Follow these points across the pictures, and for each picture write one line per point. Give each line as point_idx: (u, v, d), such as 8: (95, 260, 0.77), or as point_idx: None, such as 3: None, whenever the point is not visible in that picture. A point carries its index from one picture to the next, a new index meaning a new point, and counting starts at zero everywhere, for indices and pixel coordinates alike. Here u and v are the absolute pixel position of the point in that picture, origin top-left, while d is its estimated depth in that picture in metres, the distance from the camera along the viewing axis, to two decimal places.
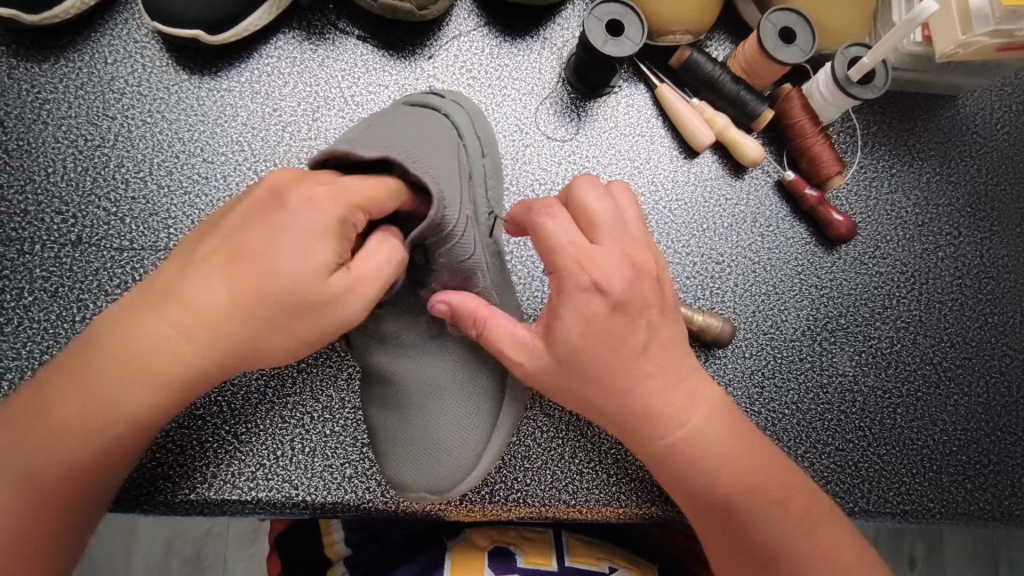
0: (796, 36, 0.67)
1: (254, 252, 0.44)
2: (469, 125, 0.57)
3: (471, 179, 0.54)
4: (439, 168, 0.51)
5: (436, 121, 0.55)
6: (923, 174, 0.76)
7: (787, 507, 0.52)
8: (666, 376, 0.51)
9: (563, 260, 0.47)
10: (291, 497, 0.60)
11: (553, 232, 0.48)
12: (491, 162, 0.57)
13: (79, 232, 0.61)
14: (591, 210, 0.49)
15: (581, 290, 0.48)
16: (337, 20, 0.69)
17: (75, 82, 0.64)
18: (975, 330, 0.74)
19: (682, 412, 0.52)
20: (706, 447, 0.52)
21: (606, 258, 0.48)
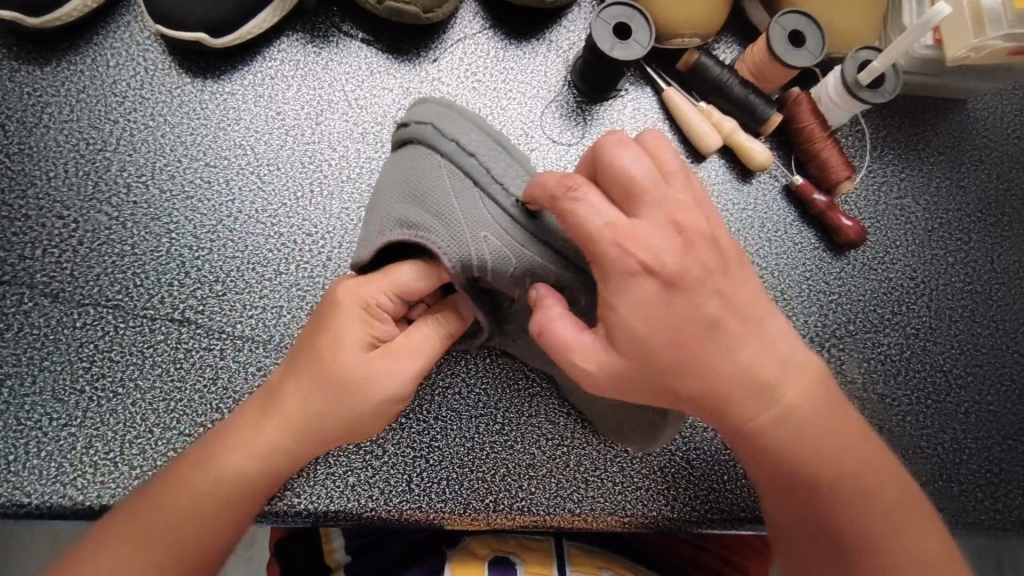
0: (806, 39, 0.66)
1: (314, 348, 0.53)
2: (438, 133, 0.54)
3: (471, 187, 0.52)
4: (433, 216, 0.51)
5: (408, 161, 0.55)
6: (932, 179, 0.75)
7: (876, 497, 0.53)
8: (767, 352, 0.50)
9: (603, 242, 0.46)
10: (292, 505, 0.59)
11: (589, 213, 0.46)
12: (486, 148, 0.53)
13: (80, 236, 0.61)
14: (625, 175, 0.47)
15: (628, 274, 0.46)
16: (342, 22, 0.68)
17: (77, 85, 0.63)
18: (986, 337, 0.73)
19: (781, 390, 0.51)
20: (804, 427, 0.51)
21: (648, 235, 0.46)
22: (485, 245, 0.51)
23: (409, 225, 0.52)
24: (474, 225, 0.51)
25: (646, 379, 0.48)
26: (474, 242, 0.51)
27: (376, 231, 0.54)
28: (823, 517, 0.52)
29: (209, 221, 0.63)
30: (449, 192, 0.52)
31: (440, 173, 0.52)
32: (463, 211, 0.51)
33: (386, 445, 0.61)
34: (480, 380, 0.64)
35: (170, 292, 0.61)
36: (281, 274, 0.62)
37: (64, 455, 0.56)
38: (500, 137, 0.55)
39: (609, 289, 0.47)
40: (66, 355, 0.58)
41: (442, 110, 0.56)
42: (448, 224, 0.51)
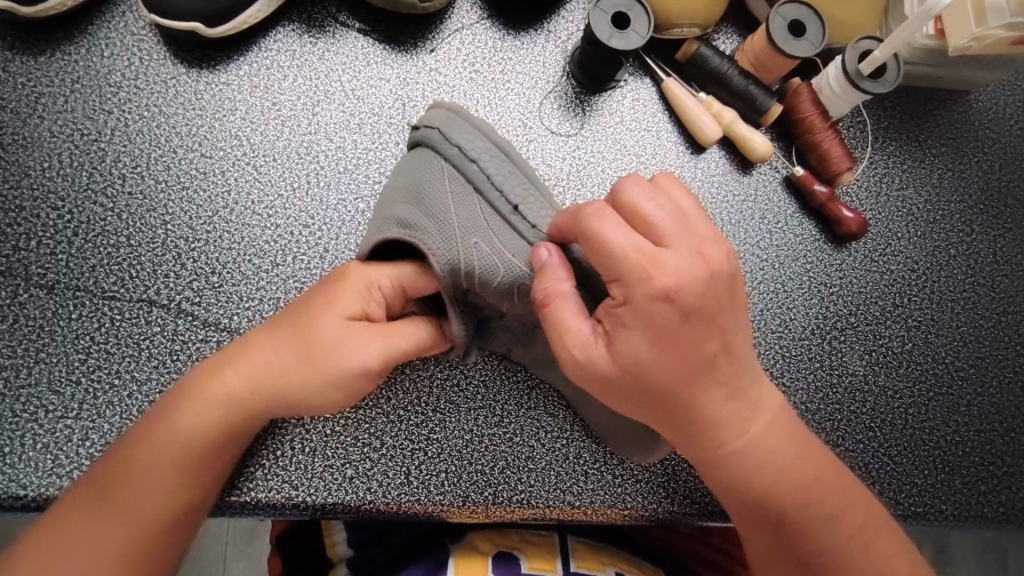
0: (807, 29, 0.66)
1: (302, 316, 0.52)
2: (442, 139, 0.55)
3: (470, 193, 0.53)
4: (430, 219, 0.52)
5: (414, 163, 0.56)
6: (934, 171, 0.75)
7: (843, 520, 0.53)
8: (728, 390, 0.50)
9: (628, 265, 0.46)
10: (290, 498, 0.59)
11: (611, 236, 0.46)
12: (487, 155, 0.54)
13: (75, 227, 0.60)
14: (641, 209, 0.48)
15: (650, 296, 0.46)
16: (338, 12, 0.68)
17: (71, 76, 0.63)
18: (988, 329, 0.72)
19: (741, 426, 0.51)
20: (766, 462, 0.52)
21: (674, 260, 0.46)
22: (474, 250, 0.52)
23: (407, 224, 0.53)
24: (468, 232, 0.52)
25: (622, 397, 0.49)
26: (463, 246, 0.52)
27: (374, 230, 0.55)
28: (794, 548, 0.53)
29: (205, 212, 0.62)
30: (448, 197, 0.53)
31: (442, 178, 0.53)
32: (459, 214, 0.52)
33: (384, 437, 0.61)
34: (478, 372, 0.64)
35: (166, 284, 0.60)
36: (278, 266, 0.62)
37: (60, 447, 0.56)
38: (503, 146, 0.56)
39: (631, 310, 0.47)
40: (62, 347, 0.58)
41: (448, 113, 0.57)
42: (442, 228, 0.52)
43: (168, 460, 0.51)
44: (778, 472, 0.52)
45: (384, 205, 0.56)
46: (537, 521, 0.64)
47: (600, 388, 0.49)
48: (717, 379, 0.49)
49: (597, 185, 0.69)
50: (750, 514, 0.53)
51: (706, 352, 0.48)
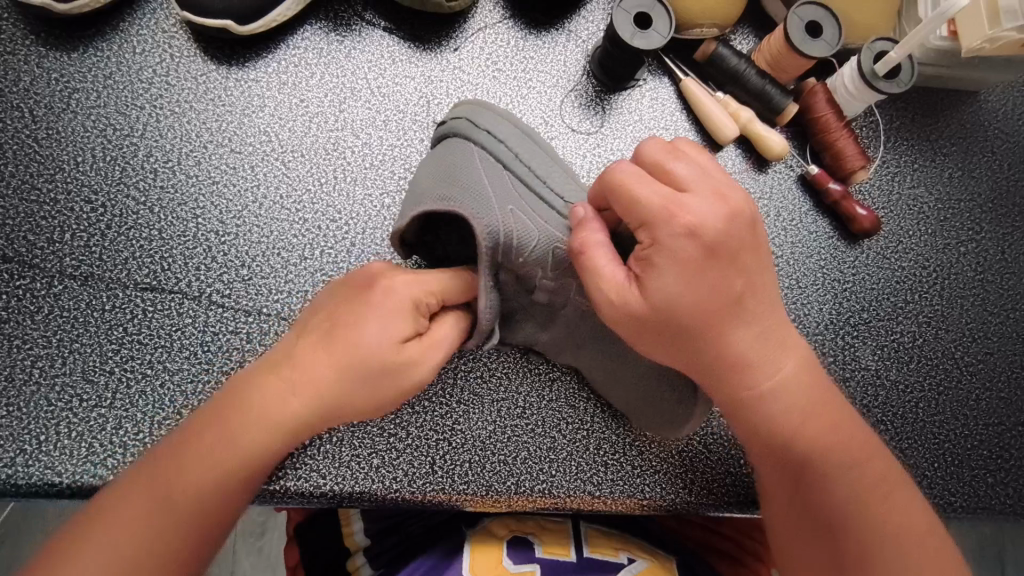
0: (823, 30, 0.67)
1: (343, 328, 0.52)
2: (472, 126, 0.57)
3: (501, 171, 0.55)
4: (464, 190, 0.53)
5: (443, 149, 0.57)
6: (945, 170, 0.76)
7: (865, 467, 0.54)
8: (753, 332, 0.52)
9: (653, 205, 0.49)
10: (318, 486, 0.60)
11: (635, 183, 0.50)
12: (515, 138, 0.57)
13: (108, 221, 0.62)
14: (659, 160, 0.52)
15: (675, 234, 0.49)
16: (364, 11, 0.69)
17: (104, 72, 0.64)
18: (996, 325, 0.74)
19: (765, 372, 0.53)
20: (789, 405, 0.53)
21: (695, 198, 0.49)
22: (511, 215, 0.53)
23: (444, 196, 0.53)
24: (502, 199, 0.53)
25: (649, 338, 0.51)
26: (500, 212, 0.53)
27: (407, 210, 0.55)
28: (809, 493, 0.54)
29: (235, 206, 0.63)
30: (481, 172, 0.54)
31: (473, 157, 0.55)
32: (493, 187, 0.54)
33: (410, 428, 0.63)
34: (501, 365, 0.65)
35: (197, 276, 0.62)
36: (306, 259, 0.63)
37: (93, 435, 0.57)
38: (527, 133, 0.59)
39: (657, 246, 0.49)
40: (96, 337, 0.59)
41: (475, 107, 0.59)
42: (478, 196, 0.53)
43: (210, 472, 0.49)
44: (799, 416, 0.54)
45: (415, 191, 0.57)
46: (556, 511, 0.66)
47: (629, 329, 0.51)
48: (741, 320, 0.51)
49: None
50: (769, 458, 0.55)
51: (730, 292, 0.50)
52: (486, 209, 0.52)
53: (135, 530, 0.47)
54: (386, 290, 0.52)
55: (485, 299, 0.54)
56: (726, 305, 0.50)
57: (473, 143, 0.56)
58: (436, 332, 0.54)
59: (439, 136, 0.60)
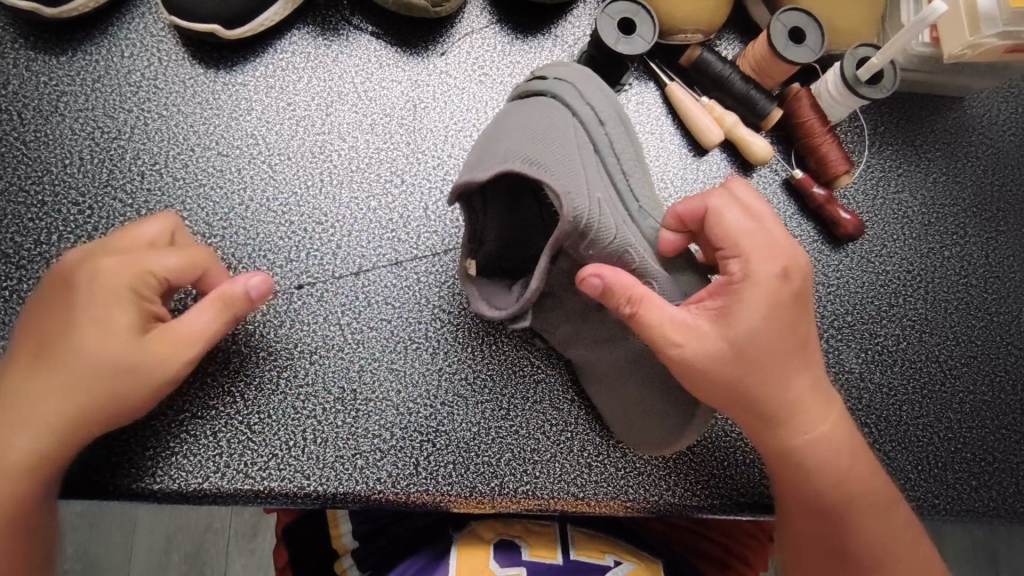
0: (806, 36, 0.68)
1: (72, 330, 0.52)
2: (573, 95, 0.56)
3: (593, 155, 0.55)
4: (563, 165, 0.52)
5: (540, 108, 0.56)
6: (929, 174, 0.77)
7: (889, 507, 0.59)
8: (813, 378, 0.57)
9: (748, 247, 0.54)
10: (302, 487, 0.61)
11: (734, 223, 0.55)
12: (613, 122, 0.57)
13: (95, 223, 0.62)
14: (748, 205, 0.56)
15: (764, 280, 0.54)
16: (351, 16, 0.70)
17: (92, 75, 0.65)
18: (981, 329, 0.74)
19: (821, 413, 0.58)
20: (834, 443, 0.58)
21: (781, 243, 0.55)
22: (598, 207, 0.52)
23: (534, 159, 0.51)
24: (592, 187, 0.53)
25: (724, 380, 0.55)
26: (589, 199, 0.52)
27: (490, 162, 0.52)
28: (847, 534, 0.58)
29: (221, 209, 0.64)
30: (580, 154, 0.54)
31: (573, 131, 0.55)
32: (586, 169, 0.53)
33: (394, 429, 0.63)
34: (486, 366, 0.65)
35: None
36: (292, 261, 0.64)
37: None
38: (621, 118, 0.58)
39: (744, 290, 0.54)
40: None
41: (575, 75, 0.58)
42: (575, 177, 0.52)
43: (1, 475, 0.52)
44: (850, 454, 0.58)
45: (499, 142, 0.54)
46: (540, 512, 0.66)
47: (703, 368, 0.55)
48: (805, 366, 0.56)
49: None
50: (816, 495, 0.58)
51: (799, 340, 0.56)
52: (581, 194, 0.51)
53: None
54: (86, 279, 0.53)
55: (537, 280, 0.51)
56: (795, 352, 0.56)
57: (573, 116, 0.56)
58: (182, 322, 0.54)
59: (531, 92, 0.58)
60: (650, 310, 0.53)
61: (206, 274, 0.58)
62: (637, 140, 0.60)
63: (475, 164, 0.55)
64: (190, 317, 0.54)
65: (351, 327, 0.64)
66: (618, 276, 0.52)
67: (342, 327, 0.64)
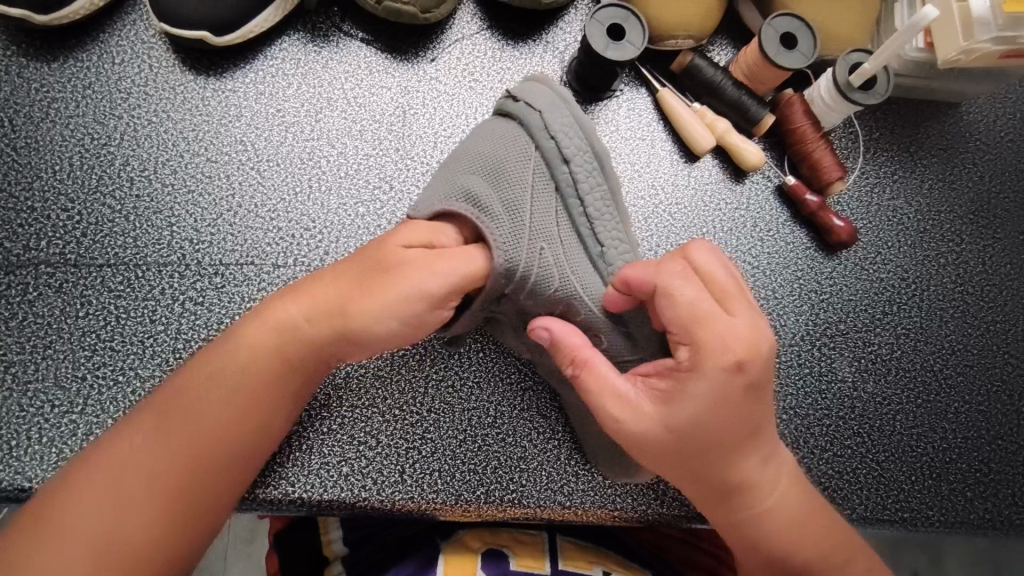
0: (798, 41, 0.67)
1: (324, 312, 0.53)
2: (542, 127, 0.56)
3: (551, 196, 0.56)
4: (507, 206, 0.54)
5: (503, 139, 0.56)
6: (925, 181, 0.76)
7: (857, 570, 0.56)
8: (765, 460, 0.53)
9: (701, 334, 0.49)
10: (286, 494, 0.61)
11: (681, 293, 0.50)
12: (581, 158, 0.57)
13: (84, 228, 0.62)
14: (706, 277, 0.51)
15: (721, 367, 0.49)
16: (342, 22, 0.70)
17: (83, 82, 0.65)
18: (976, 338, 0.73)
19: (772, 497, 0.54)
20: (794, 521, 0.54)
21: (740, 322, 0.49)
22: (539, 254, 0.54)
23: (476, 201, 0.53)
24: (536, 233, 0.54)
25: (667, 465, 0.52)
26: (531, 246, 0.53)
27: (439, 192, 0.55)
28: None
29: (210, 215, 0.64)
30: (529, 195, 0.55)
31: (530, 170, 0.55)
32: (536, 209, 0.55)
33: (380, 436, 0.63)
34: (473, 374, 0.65)
35: (170, 284, 0.62)
36: (280, 267, 0.64)
37: (66, 440, 0.58)
38: (597, 154, 0.58)
39: (694, 379, 0.49)
40: (69, 343, 0.60)
41: (549, 99, 0.57)
42: (513, 221, 0.53)
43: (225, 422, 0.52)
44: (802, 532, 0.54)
45: (455, 170, 0.56)
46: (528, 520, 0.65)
47: (643, 450, 0.51)
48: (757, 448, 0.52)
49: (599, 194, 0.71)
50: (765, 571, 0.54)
51: (752, 425, 0.51)
52: (519, 239, 0.53)
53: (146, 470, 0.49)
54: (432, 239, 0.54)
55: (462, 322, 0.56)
56: (749, 437, 0.51)
57: (536, 150, 0.56)
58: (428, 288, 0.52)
59: (503, 114, 0.59)
60: (588, 375, 0.52)
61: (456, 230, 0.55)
62: (616, 177, 0.59)
63: (433, 185, 0.57)
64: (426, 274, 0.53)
65: None
66: (566, 333, 0.53)
67: None
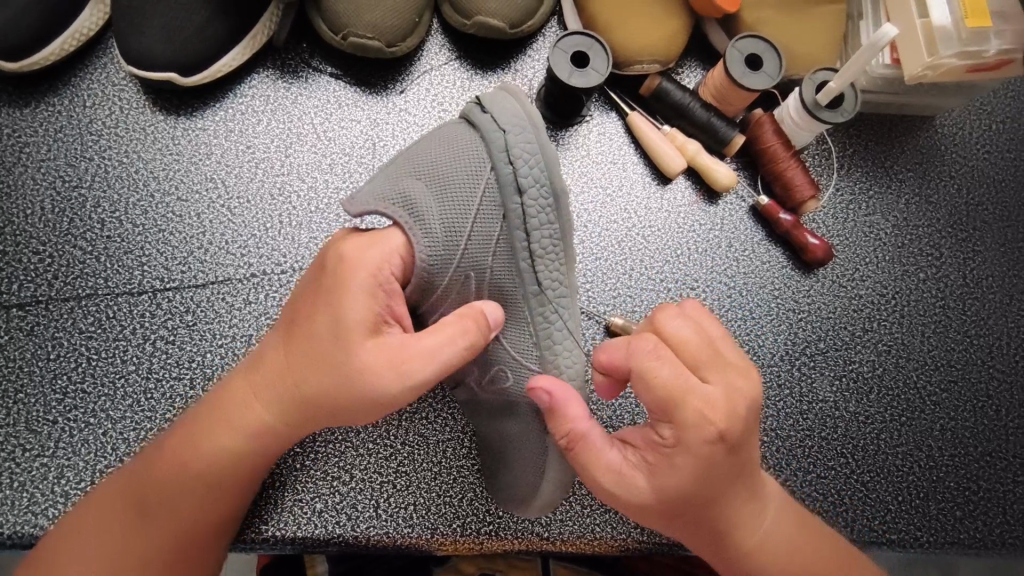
0: (763, 62, 0.67)
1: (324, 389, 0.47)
2: (502, 148, 0.50)
3: (494, 225, 0.51)
4: (440, 221, 0.49)
5: (461, 151, 0.51)
6: (901, 196, 0.76)
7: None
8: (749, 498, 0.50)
9: (682, 413, 0.45)
10: (260, 532, 0.60)
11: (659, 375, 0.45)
12: (535, 190, 0.50)
13: (55, 271, 0.63)
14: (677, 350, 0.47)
15: (705, 443, 0.45)
16: (311, 58, 0.70)
17: (54, 125, 0.66)
18: (960, 353, 0.72)
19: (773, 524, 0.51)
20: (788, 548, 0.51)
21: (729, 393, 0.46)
22: (464, 279, 0.52)
23: (411, 208, 0.49)
24: (467, 261, 0.51)
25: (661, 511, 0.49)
26: (456, 271, 0.51)
27: (376, 189, 0.50)
28: None
29: (180, 253, 0.64)
30: (472, 216, 0.50)
31: (479, 195, 0.50)
32: (476, 227, 0.50)
33: (354, 471, 0.62)
34: (447, 406, 0.65)
35: (142, 323, 0.62)
36: (251, 303, 0.64)
37: (38, 484, 0.58)
38: (558, 190, 0.51)
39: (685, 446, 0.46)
40: (40, 387, 0.60)
41: (519, 118, 0.50)
42: (440, 238, 0.50)
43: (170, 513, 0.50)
44: (798, 563, 0.51)
45: (402, 169, 0.51)
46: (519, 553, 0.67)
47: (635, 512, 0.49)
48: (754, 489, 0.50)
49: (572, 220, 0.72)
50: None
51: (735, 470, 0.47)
52: (445, 256, 0.50)
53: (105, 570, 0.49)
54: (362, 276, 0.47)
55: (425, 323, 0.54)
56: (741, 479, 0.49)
57: (491, 172, 0.50)
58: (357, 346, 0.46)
59: (468, 117, 0.52)
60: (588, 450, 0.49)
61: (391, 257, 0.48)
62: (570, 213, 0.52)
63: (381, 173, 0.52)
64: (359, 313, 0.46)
65: None
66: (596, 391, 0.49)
67: None
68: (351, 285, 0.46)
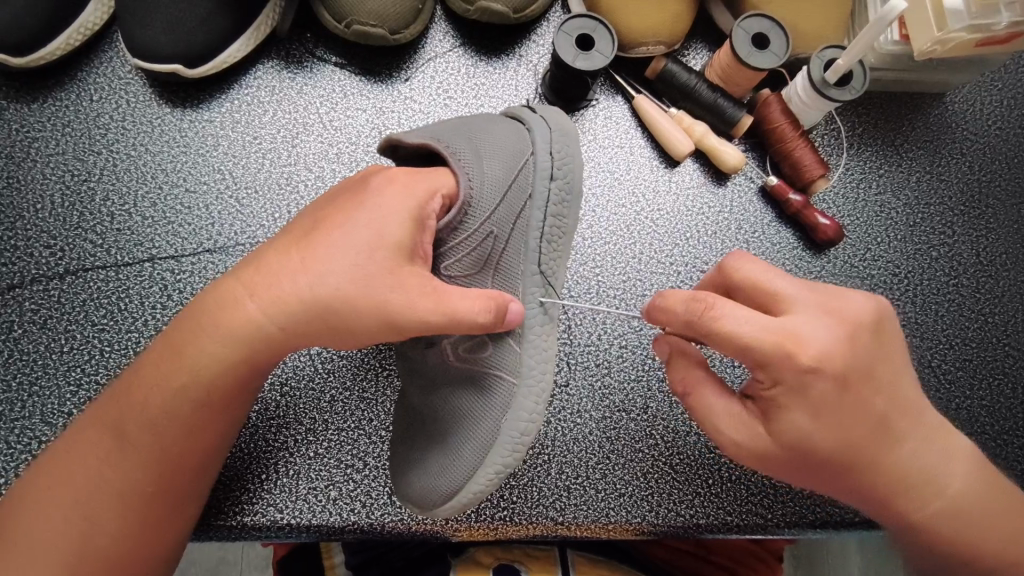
0: (769, 41, 0.66)
1: (335, 314, 0.46)
2: (545, 139, 0.57)
3: (520, 206, 0.56)
4: (487, 174, 0.53)
5: (510, 130, 0.57)
6: (911, 174, 0.75)
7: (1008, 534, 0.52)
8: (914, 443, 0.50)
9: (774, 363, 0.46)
10: (275, 520, 0.61)
11: (737, 326, 0.46)
12: (562, 183, 0.57)
13: (67, 265, 0.63)
14: (747, 337, 0.46)
15: (800, 373, 0.46)
16: (315, 48, 0.70)
17: (62, 120, 0.66)
18: (975, 331, 0.72)
19: (938, 474, 0.51)
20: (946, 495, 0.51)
21: (816, 334, 0.46)
22: (483, 237, 0.53)
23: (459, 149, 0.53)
24: (492, 222, 0.54)
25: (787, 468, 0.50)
26: (482, 228, 0.53)
27: (428, 134, 0.54)
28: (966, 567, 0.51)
29: (191, 244, 0.65)
30: (511, 183, 0.54)
31: (522, 172, 0.55)
32: (508, 198, 0.54)
33: (367, 459, 0.62)
34: None
35: (154, 314, 0.63)
36: None
37: None
38: (576, 195, 0.59)
39: (785, 392, 0.47)
40: (54, 379, 0.61)
41: (562, 125, 0.59)
42: (483, 181, 0.52)
43: (166, 422, 0.48)
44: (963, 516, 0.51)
45: (450, 125, 0.56)
46: (535, 538, 0.65)
47: (758, 461, 0.51)
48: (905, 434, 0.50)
49: (587, 211, 0.72)
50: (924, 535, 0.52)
51: (871, 415, 0.48)
52: (484, 202, 0.52)
53: (104, 470, 0.48)
54: (392, 196, 0.48)
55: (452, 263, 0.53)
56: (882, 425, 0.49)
57: (532, 156, 0.56)
58: (378, 258, 0.46)
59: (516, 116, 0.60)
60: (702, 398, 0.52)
61: (435, 189, 0.50)
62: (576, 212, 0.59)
63: (421, 129, 0.56)
64: (390, 225, 0.47)
65: (321, 357, 0.64)
66: (688, 359, 0.54)
67: (312, 357, 0.64)
68: (382, 203, 0.48)
